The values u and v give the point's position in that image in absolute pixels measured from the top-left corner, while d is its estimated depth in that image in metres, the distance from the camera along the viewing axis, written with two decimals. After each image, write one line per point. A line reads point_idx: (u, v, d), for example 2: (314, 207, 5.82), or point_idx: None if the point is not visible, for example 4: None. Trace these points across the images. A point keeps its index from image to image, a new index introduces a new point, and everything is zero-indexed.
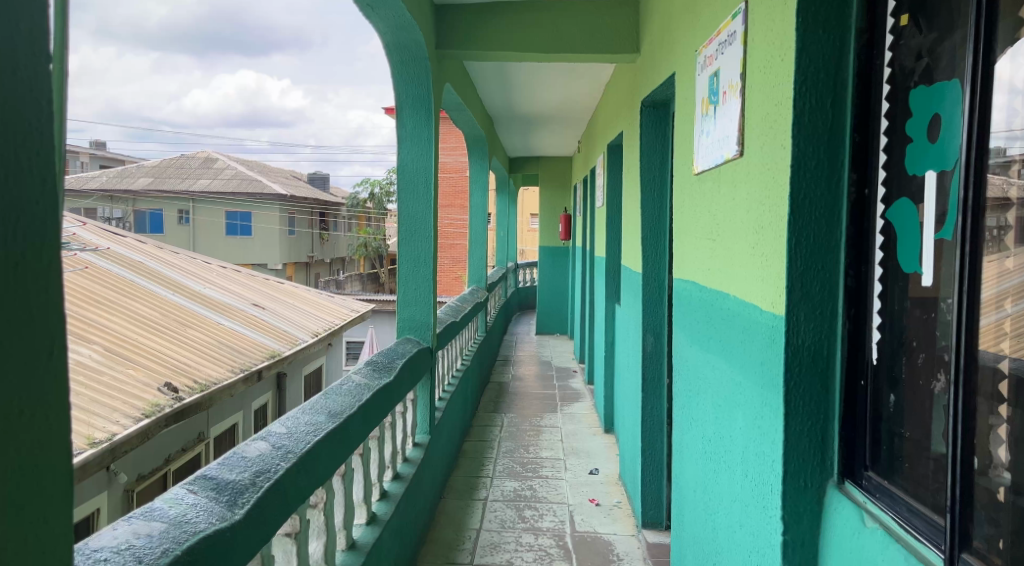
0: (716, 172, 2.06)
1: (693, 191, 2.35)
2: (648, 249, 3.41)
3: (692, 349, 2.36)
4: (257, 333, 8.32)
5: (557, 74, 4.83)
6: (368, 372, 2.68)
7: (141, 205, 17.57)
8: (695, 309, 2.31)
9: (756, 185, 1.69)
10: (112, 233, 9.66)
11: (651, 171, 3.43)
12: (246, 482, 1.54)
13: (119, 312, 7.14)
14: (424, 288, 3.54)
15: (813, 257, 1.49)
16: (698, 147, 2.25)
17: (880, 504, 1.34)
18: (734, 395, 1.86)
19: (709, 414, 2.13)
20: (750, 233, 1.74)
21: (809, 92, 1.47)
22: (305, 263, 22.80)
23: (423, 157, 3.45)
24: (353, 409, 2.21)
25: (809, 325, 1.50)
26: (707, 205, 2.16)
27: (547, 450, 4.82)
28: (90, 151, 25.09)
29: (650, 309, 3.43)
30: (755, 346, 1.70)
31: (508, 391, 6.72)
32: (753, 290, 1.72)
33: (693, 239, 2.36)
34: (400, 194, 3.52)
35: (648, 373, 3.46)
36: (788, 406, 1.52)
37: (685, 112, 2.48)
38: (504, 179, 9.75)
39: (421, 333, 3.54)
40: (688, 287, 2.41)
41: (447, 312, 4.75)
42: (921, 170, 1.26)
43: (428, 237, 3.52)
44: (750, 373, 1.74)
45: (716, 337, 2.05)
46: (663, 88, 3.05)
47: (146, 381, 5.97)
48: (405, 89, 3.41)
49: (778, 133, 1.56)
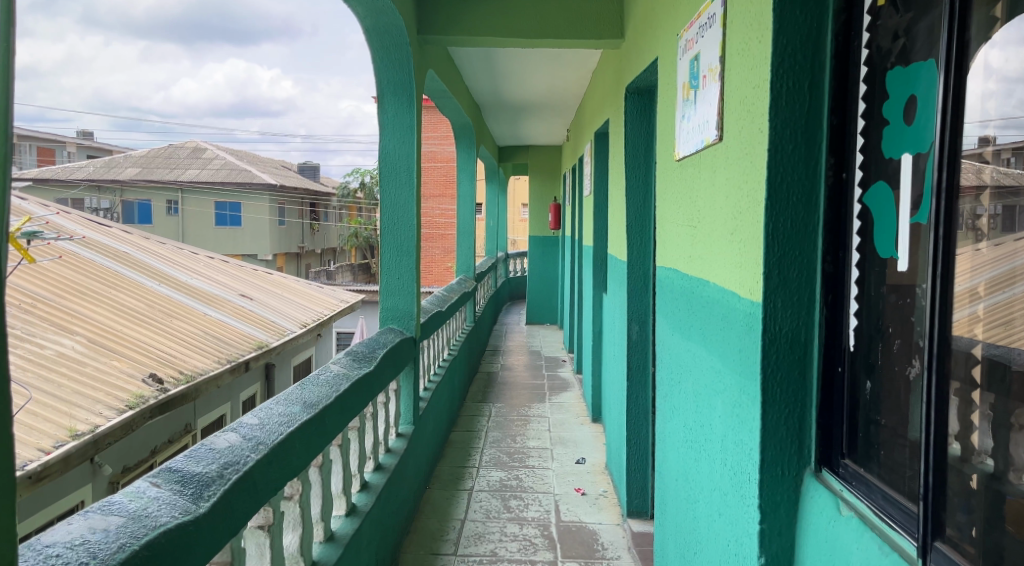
0: (697, 157, 2.02)
1: (675, 178, 2.32)
2: (633, 237, 3.38)
3: (674, 337, 2.34)
4: (244, 323, 8.26)
5: (543, 60, 4.77)
6: (348, 361, 2.65)
7: (128, 195, 17.57)
8: (677, 297, 2.28)
9: (735, 171, 1.66)
10: (97, 223, 9.55)
11: (637, 159, 3.38)
12: (213, 474, 1.50)
13: (102, 303, 7.06)
14: (407, 278, 3.50)
15: (791, 243, 1.47)
16: (679, 133, 2.21)
17: (856, 493, 1.32)
18: (714, 383, 1.84)
19: (690, 403, 2.11)
20: (729, 219, 1.71)
21: (785, 75, 1.43)
22: (296, 254, 22.73)
23: (405, 144, 3.40)
24: (330, 399, 2.17)
25: (786, 312, 1.48)
26: (688, 192, 2.13)
27: (534, 440, 4.80)
28: (77, 141, 24.87)
29: (635, 297, 3.40)
30: (734, 333, 1.67)
31: (496, 381, 6.70)
32: (731, 277, 1.69)
33: (676, 225, 2.32)
34: (383, 183, 3.46)
35: (634, 362, 3.44)
36: (765, 394, 1.50)
37: (667, 98, 2.44)
38: (493, 169, 9.70)
39: (405, 323, 3.50)
40: (670, 275, 2.39)
41: (433, 302, 4.72)
42: (897, 154, 1.23)
43: (411, 226, 3.47)
44: (729, 361, 1.72)
45: (696, 324, 2.02)
46: (647, 74, 3.01)
47: (130, 373, 5.92)
48: (386, 75, 3.36)
49: (756, 116, 1.53)
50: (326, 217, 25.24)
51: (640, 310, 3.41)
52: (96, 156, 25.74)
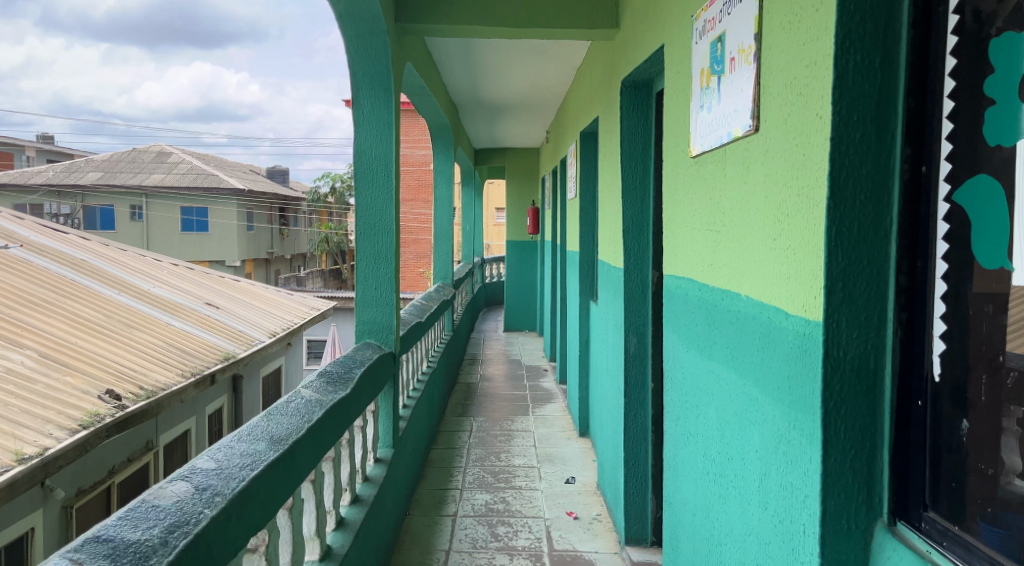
0: (722, 152, 1.79)
1: (689, 176, 2.07)
2: (629, 242, 3.13)
3: (692, 355, 2.09)
4: (209, 333, 7.84)
5: (526, 56, 4.52)
6: (322, 385, 2.34)
7: (90, 200, 17.01)
8: (695, 310, 2.03)
9: (779, 167, 1.42)
10: (51, 229, 9.02)
11: (634, 158, 3.14)
12: (154, 542, 1.19)
13: (55, 313, 6.59)
14: (385, 287, 3.20)
15: (858, 251, 1.23)
16: (695, 127, 1.99)
17: (950, 556, 1.08)
18: (751, 413, 1.61)
19: (714, 431, 1.87)
20: (770, 222, 1.47)
21: (855, 48, 1.19)
22: (266, 260, 22.15)
23: (383, 142, 3.11)
24: (301, 431, 1.87)
25: (851, 334, 1.24)
26: (711, 192, 1.89)
27: (520, 457, 4.52)
28: (35, 145, 23.99)
29: (632, 307, 3.15)
30: (780, 357, 1.43)
31: (476, 392, 6.41)
32: (775, 290, 1.45)
33: (692, 230, 2.07)
34: (357, 184, 3.15)
35: (631, 378, 3.19)
36: (827, 432, 1.26)
37: (677, 88, 2.20)
38: (469, 171, 9.41)
39: (382, 337, 3.20)
40: (684, 285, 2.14)
41: (411, 311, 4.42)
42: (1008, 141, 0.99)
43: (390, 232, 3.17)
44: (772, 389, 1.48)
45: (724, 343, 1.78)
46: (649, 65, 2.77)
47: (85, 389, 5.48)
48: (361, 66, 3.06)
49: (811, 100, 1.28)
50: (296, 222, 24.65)
51: (639, 320, 3.15)
52: (57, 160, 24.95)
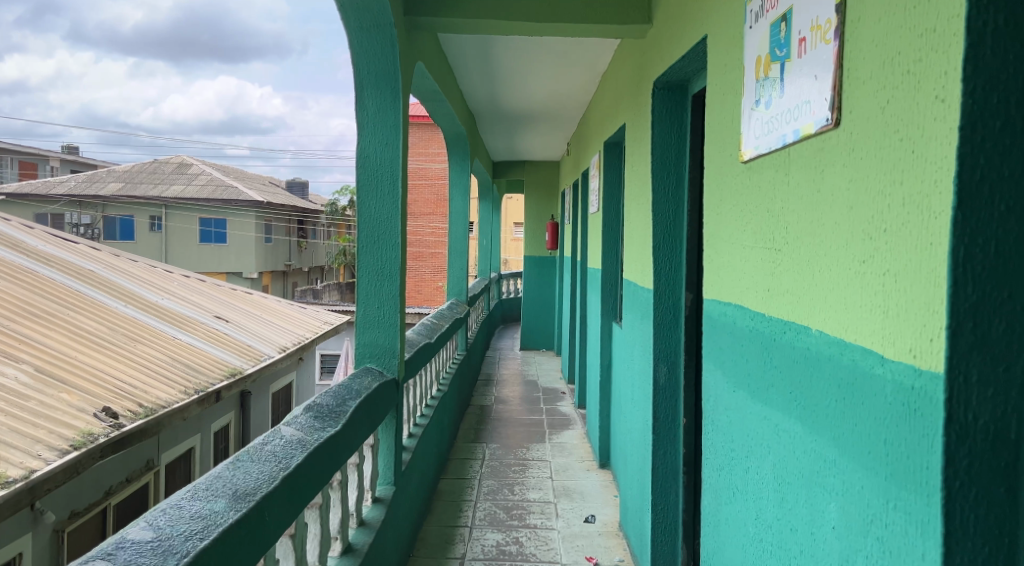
0: (785, 155, 1.48)
1: (740, 187, 1.76)
2: (660, 259, 2.81)
3: (740, 397, 1.77)
4: (217, 348, 7.62)
5: (547, 61, 4.25)
6: (309, 420, 2.04)
7: (110, 211, 17.24)
8: (747, 343, 1.71)
9: (875, 170, 1.11)
10: (61, 239, 8.89)
11: (666, 168, 2.82)
12: None
13: (57, 325, 6.40)
14: (389, 307, 2.90)
15: (995, 279, 0.91)
16: (748, 126, 1.68)
17: None
18: (825, 481, 1.28)
19: (770, 491, 1.55)
20: (857, 240, 1.16)
21: (994, 6, 0.88)
22: (283, 272, 22.06)
23: (389, 147, 2.84)
24: (273, 482, 1.57)
25: (987, 393, 0.91)
26: (770, 202, 1.57)
27: (535, 491, 4.18)
28: (61, 156, 24.28)
29: (662, 333, 2.82)
30: (872, 414, 1.10)
31: (490, 416, 6.09)
32: (863, 328, 1.13)
33: (742, 248, 1.75)
34: (360, 192, 2.88)
35: (661, 413, 2.85)
36: (951, 524, 0.93)
37: (725, 84, 1.88)
38: (486, 185, 9.15)
39: (385, 362, 2.90)
40: (732, 313, 1.82)
41: (420, 331, 4.13)
42: None
43: (395, 246, 2.88)
44: (858, 453, 1.15)
45: (787, 386, 1.46)
46: (687, 62, 2.48)
47: (80, 407, 5.24)
48: (366, 63, 2.80)
49: (926, 80, 0.97)
50: (314, 235, 24.59)
51: (669, 348, 2.83)
52: (82, 170, 25.30)
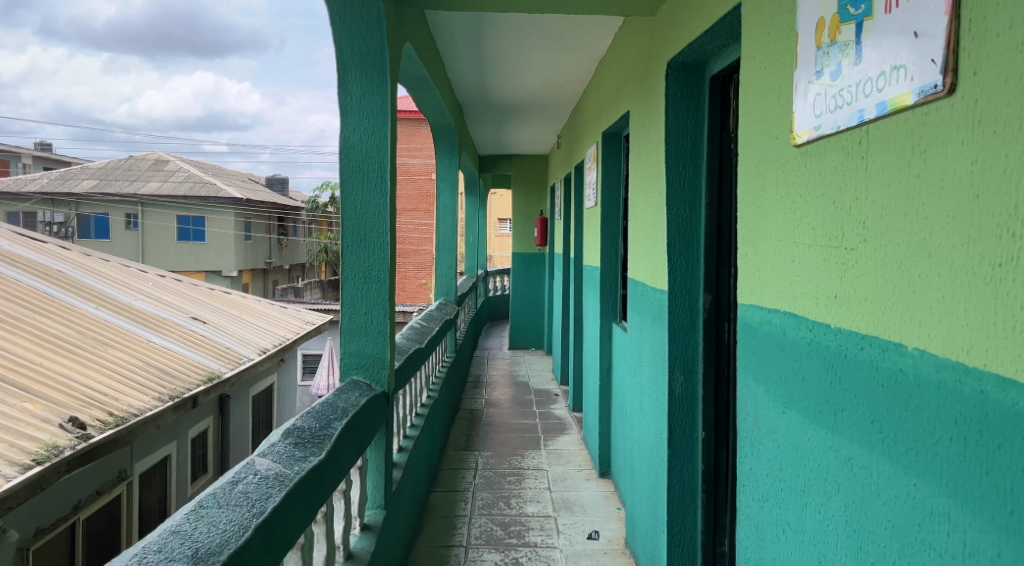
0: (861, 134, 1.23)
1: (793, 179, 1.51)
2: (676, 257, 2.56)
3: (792, 419, 1.53)
4: (193, 351, 7.27)
5: (543, 46, 3.98)
6: (289, 448, 1.76)
7: (85, 208, 16.82)
8: (802, 359, 1.47)
9: (1019, 148, 0.86)
10: (29, 238, 8.46)
11: (682, 157, 2.56)
12: None
13: (21, 330, 6.02)
14: (377, 312, 2.62)
15: None
16: (804, 104, 1.42)
17: None
18: (930, 536, 1.04)
19: (839, 537, 1.31)
20: (988, 239, 0.92)
21: None
22: (264, 270, 21.61)
23: (376, 135, 2.56)
24: (244, 534, 1.30)
25: None
26: (838, 196, 1.32)
27: (533, 504, 3.93)
28: (33, 152, 23.57)
29: (679, 339, 2.57)
30: (1016, 463, 0.86)
31: (481, 421, 5.82)
32: (998, 351, 0.89)
33: (795, 245, 1.51)
34: (344, 185, 2.59)
35: (677, 426, 2.61)
36: None
37: (770, 59, 1.62)
38: (473, 179, 8.87)
39: (374, 373, 2.61)
40: (780, 322, 1.58)
41: (409, 335, 3.85)
42: None
43: (384, 244, 2.61)
44: (990, 510, 0.92)
45: (865, 414, 1.22)
46: (709, 38, 2.24)
47: (45, 417, 4.88)
48: (350, 42, 2.51)
49: None
50: (294, 231, 24.14)
51: (687, 355, 2.58)
52: (55, 167, 24.70)
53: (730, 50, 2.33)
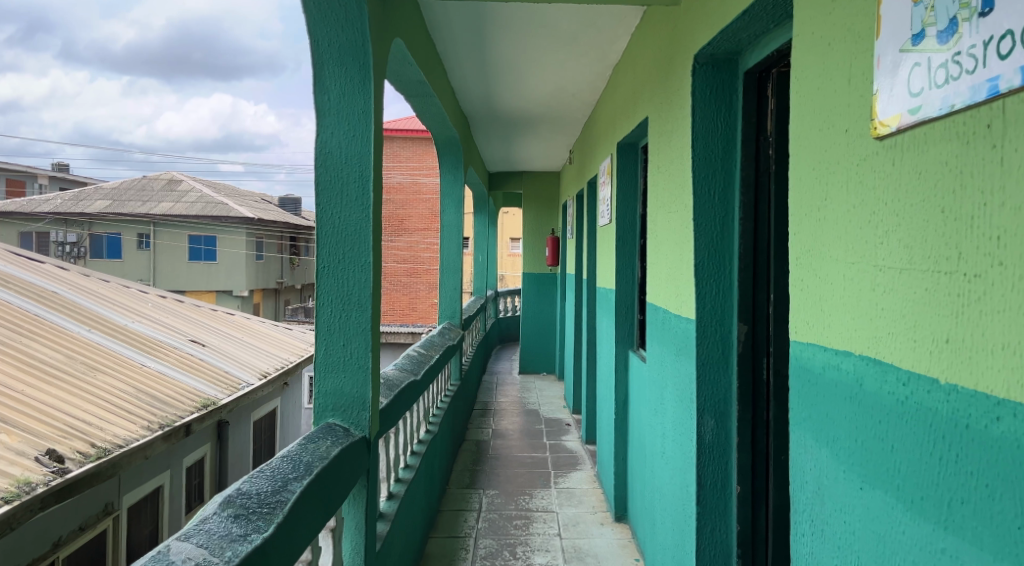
0: (993, 111, 0.87)
1: (874, 186, 1.15)
2: (704, 283, 2.20)
3: (875, 499, 1.15)
4: (189, 376, 6.93)
5: (552, 49, 3.67)
6: (225, 525, 1.40)
7: (98, 228, 16.72)
8: (890, 421, 1.10)
9: None
10: (26, 259, 8.23)
11: (710, 165, 2.20)
12: None
13: (4, 354, 5.72)
14: (358, 344, 2.27)
15: None
16: (892, 82, 1.06)
17: None
18: None
19: None
20: None
21: None
22: (275, 290, 21.42)
23: (357, 141, 2.23)
24: None
25: None
26: (949, 203, 0.95)
27: (542, 554, 3.52)
28: (50, 174, 23.76)
29: (708, 376, 2.20)
30: None
31: (488, 454, 5.43)
32: None
33: (878, 269, 1.14)
34: (319, 197, 2.25)
35: (706, 479, 2.22)
36: None
37: (838, 35, 1.27)
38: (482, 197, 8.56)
39: (353, 416, 2.25)
40: (854, 370, 1.20)
41: (404, 365, 3.48)
42: None
43: (366, 266, 2.26)
44: None
45: (1010, 515, 0.85)
46: (745, 23, 1.89)
47: (21, 450, 4.54)
48: (326, 32, 2.17)
49: None
50: (306, 251, 23.98)
51: (719, 396, 2.20)
52: (71, 188, 24.75)
53: (770, 38, 1.98)
